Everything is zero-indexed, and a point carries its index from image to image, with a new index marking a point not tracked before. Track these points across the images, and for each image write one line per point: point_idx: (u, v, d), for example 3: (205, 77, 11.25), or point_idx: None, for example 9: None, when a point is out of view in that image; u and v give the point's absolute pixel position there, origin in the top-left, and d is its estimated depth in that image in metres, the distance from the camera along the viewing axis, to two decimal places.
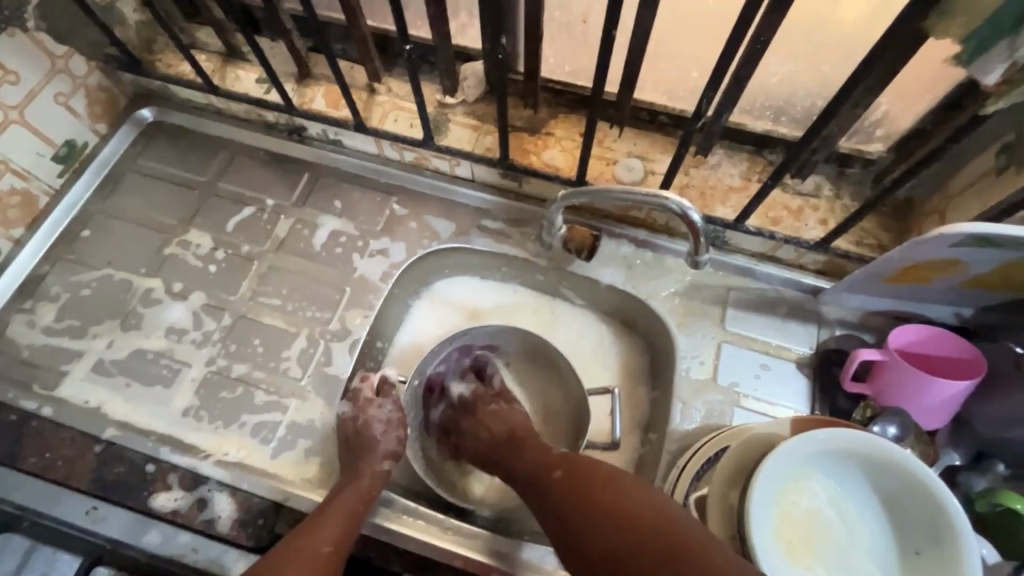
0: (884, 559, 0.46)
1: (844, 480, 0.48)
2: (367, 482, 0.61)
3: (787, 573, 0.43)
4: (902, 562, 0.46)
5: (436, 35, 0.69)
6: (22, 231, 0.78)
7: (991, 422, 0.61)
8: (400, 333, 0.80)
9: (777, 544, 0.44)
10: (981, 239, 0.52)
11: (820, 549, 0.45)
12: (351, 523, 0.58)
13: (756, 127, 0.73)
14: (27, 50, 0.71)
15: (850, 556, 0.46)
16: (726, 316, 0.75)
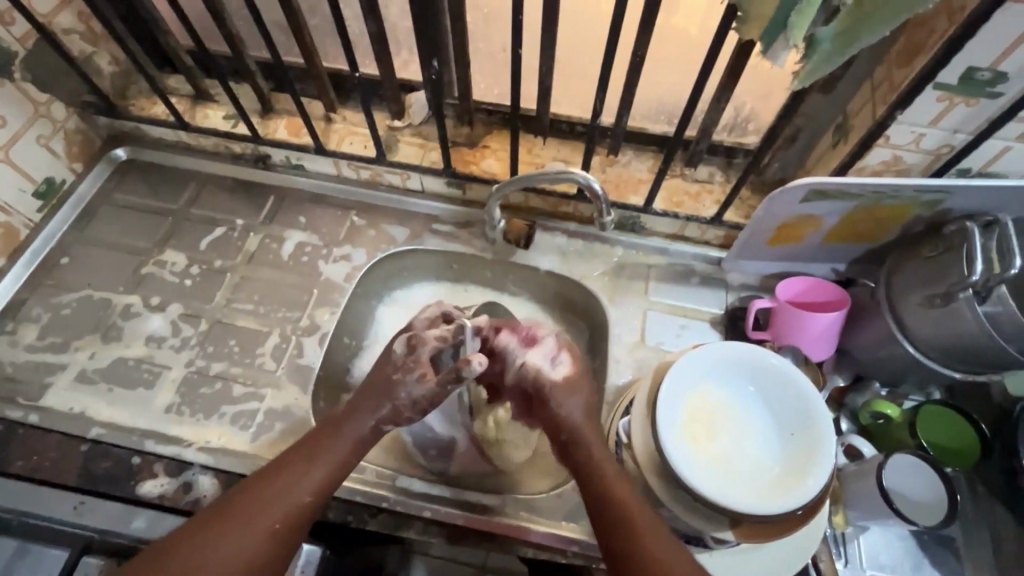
0: (769, 441, 0.59)
1: (735, 382, 0.62)
2: (371, 427, 0.65)
3: (692, 453, 0.57)
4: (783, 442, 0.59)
5: (381, 68, 0.82)
6: (4, 261, 0.84)
7: (864, 348, 0.74)
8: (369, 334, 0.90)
9: (683, 434, 0.58)
10: (817, 189, 0.67)
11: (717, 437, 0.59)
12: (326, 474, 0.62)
13: (654, 130, 0.88)
14: (13, 97, 0.80)
15: (742, 440, 0.60)
16: (648, 288, 0.87)
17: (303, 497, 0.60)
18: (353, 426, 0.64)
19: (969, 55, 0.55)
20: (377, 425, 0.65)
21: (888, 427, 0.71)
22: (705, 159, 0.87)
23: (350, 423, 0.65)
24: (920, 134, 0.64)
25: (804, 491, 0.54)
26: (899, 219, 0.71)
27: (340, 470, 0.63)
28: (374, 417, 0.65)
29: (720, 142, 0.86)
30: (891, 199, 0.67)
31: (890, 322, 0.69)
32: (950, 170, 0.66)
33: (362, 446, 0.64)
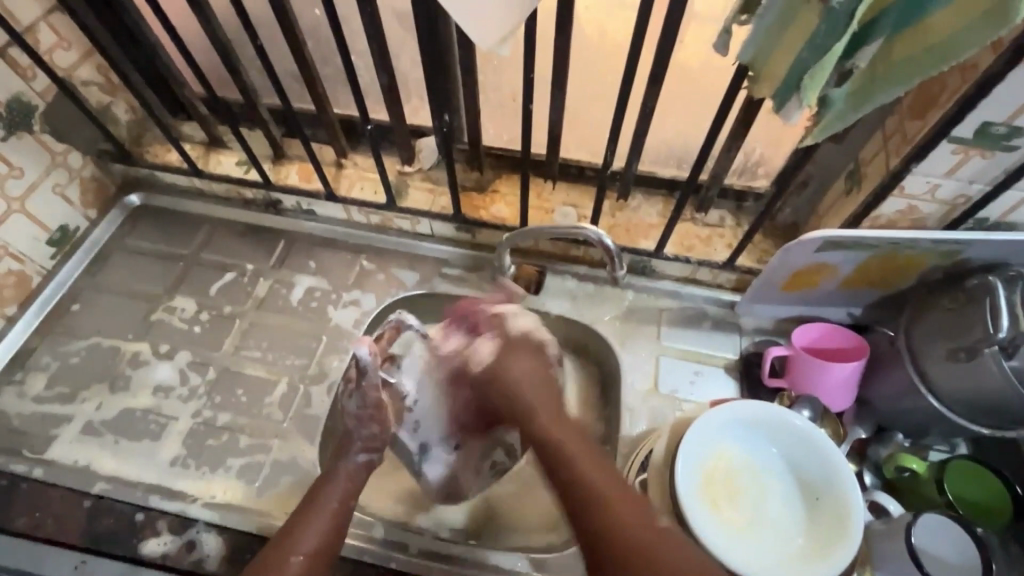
0: (790, 501, 0.58)
1: (748, 440, 0.61)
2: (346, 488, 0.63)
3: (714, 521, 0.55)
4: (806, 503, 0.58)
5: (393, 117, 0.83)
6: (15, 309, 0.84)
7: (884, 398, 0.72)
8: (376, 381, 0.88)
9: (704, 501, 0.56)
10: (831, 240, 0.66)
11: (738, 499, 0.58)
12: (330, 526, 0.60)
13: (664, 174, 0.88)
14: (32, 148, 0.81)
15: (762, 501, 0.58)
16: (660, 332, 0.86)
17: (294, 563, 0.56)
18: (335, 486, 0.63)
19: (985, 111, 0.54)
20: (349, 491, 0.63)
21: (915, 482, 0.69)
22: (715, 203, 0.87)
23: (327, 484, 0.63)
24: (936, 185, 0.63)
25: (826, 563, 0.53)
26: (916, 268, 0.70)
27: (330, 536, 0.59)
28: (347, 479, 0.64)
29: (731, 186, 0.85)
30: (907, 250, 0.66)
31: (912, 374, 0.67)
32: (967, 220, 0.66)
33: (345, 510, 0.62)
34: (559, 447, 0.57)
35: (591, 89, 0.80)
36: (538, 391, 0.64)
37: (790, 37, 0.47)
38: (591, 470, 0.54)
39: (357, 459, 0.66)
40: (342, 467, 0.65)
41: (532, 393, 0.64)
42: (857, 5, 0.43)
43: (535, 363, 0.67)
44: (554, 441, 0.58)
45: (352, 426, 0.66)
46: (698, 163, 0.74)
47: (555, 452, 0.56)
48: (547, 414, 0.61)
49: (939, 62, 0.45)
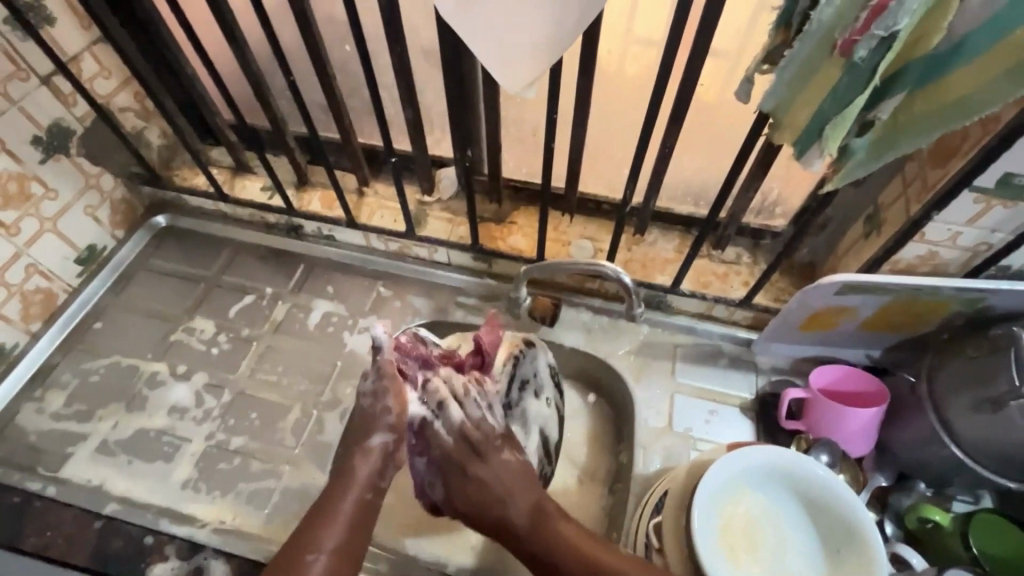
0: (812, 553, 0.57)
1: (761, 483, 0.60)
2: (367, 483, 0.61)
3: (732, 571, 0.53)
4: (827, 556, 0.56)
5: (416, 149, 0.85)
6: (39, 325, 0.85)
7: (905, 445, 0.70)
8: None
9: (722, 550, 0.55)
10: (850, 284, 0.66)
11: (756, 549, 0.56)
12: (354, 527, 0.58)
13: (681, 211, 0.88)
14: (68, 171, 0.84)
15: (781, 552, 0.57)
16: (675, 369, 0.85)
17: (314, 563, 0.55)
18: (356, 483, 0.60)
19: (1007, 163, 0.54)
20: (375, 479, 0.61)
21: (937, 532, 0.67)
22: (732, 240, 0.87)
23: (350, 477, 0.61)
24: (956, 232, 0.63)
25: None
26: (937, 314, 0.69)
27: (354, 533, 0.58)
28: (369, 470, 0.61)
29: (748, 224, 0.86)
30: (929, 296, 0.66)
31: (934, 422, 0.66)
32: (989, 267, 0.65)
33: (372, 505, 0.61)
34: (552, 533, 0.59)
35: (610, 127, 0.82)
36: (517, 489, 0.61)
37: (812, 88, 0.48)
38: (598, 550, 0.57)
39: (374, 442, 0.62)
40: (368, 451, 0.62)
41: (492, 477, 0.61)
42: (878, 61, 0.43)
43: (502, 461, 0.63)
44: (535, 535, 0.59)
45: (369, 405, 0.63)
46: (716, 202, 0.75)
47: (549, 556, 0.58)
48: (518, 501, 0.60)
49: (959, 117, 0.46)
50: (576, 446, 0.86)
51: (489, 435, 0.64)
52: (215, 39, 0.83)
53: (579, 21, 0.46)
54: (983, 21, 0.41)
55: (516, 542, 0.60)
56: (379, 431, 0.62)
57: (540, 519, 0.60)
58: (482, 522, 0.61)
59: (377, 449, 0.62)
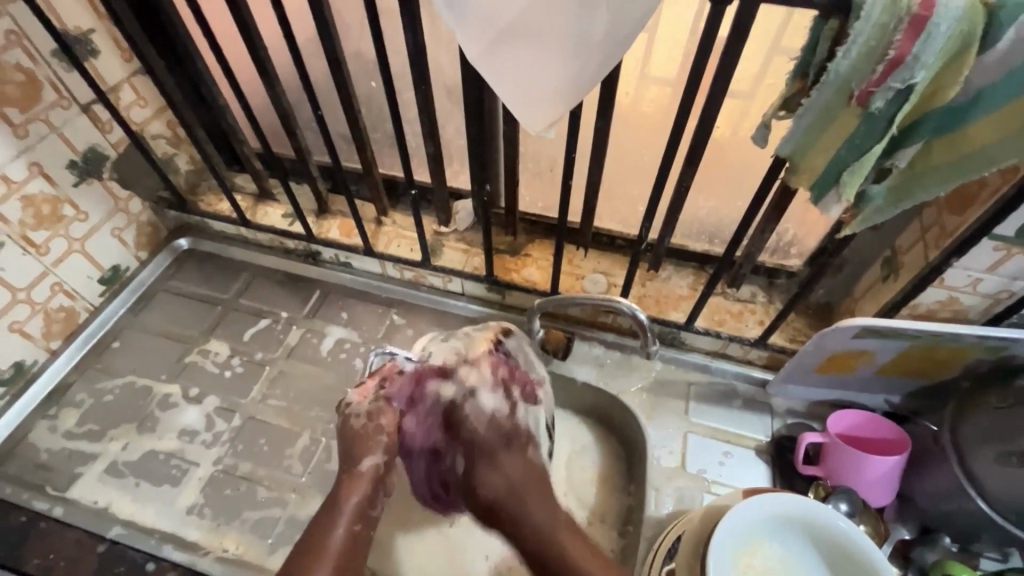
0: None
1: (774, 531, 0.58)
2: (356, 510, 0.62)
3: None
4: None
5: (435, 181, 0.86)
6: (59, 343, 0.87)
7: (928, 497, 0.68)
8: None
9: None
10: (870, 328, 0.65)
11: None
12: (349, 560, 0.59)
13: (696, 248, 0.89)
14: (98, 194, 0.87)
15: None
16: (689, 408, 0.84)
17: None
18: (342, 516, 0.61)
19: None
20: (365, 505, 0.63)
21: None
22: (747, 279, 0.87)
23: (336, 509, 0.62)
24: (977, 279, 0.62)
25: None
26: (958, 362, 0.68)
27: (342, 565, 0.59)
28: (360, 497, 0.62)
29: (763, 263, 0.85)
30: (949, 343, 0.64)
31: (959, 474, 0.63)
32: (1012, 315, 0.64)
33: (362, 533, 0.62)
34: (551, 531, 0.62)
35: (626, 165, 0.83)
36: (531, 492, 0.64)
37: (829, 137, 0.48)
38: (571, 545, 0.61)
39: (364, 466, 0.64)
40: (357, 478, 0.63)
41: (529, 523, 0.63)
42: (895, 111, 0.44)
43: (525, 457, 0.66)
44: (554, 539, 0.62)
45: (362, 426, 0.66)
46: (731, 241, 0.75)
47: (541, 536, 0.62)
48: (542, 520, 0.63)
49: (976, 168, 0.46)
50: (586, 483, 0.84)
51: (519, 431, 0.68)
52: (247, 73, 0.87)
53: (600, 69, 0.47)
54: (1003, 74, 0.42)
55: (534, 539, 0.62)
56: (370, 454, 0.65)
57: (554, 528, 0.62)
58: (503, 523, 0.65)
59: (365, 473, 0.64)
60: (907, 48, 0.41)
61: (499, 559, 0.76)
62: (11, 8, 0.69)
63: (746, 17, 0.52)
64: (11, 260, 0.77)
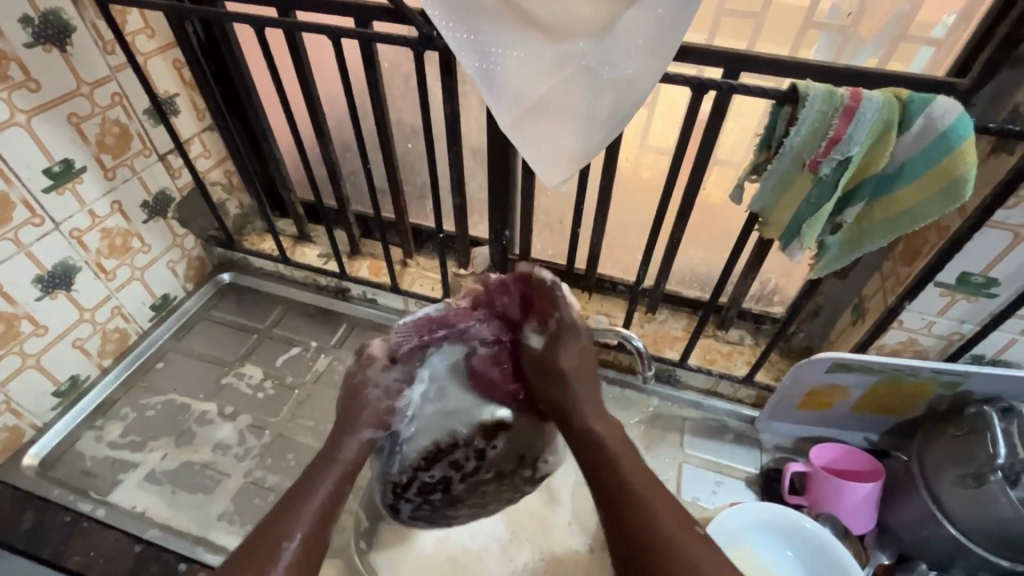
0: None
1: (763, 540, 0.66)
2: (344, 472, 0.63)
3: None
4: None
5: (459, 229, 0.98)
6: (110, 361, 0.95)
7: (904, 527, 0.74)
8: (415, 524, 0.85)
9: None
10: (840, 362, 0.74)
11: None
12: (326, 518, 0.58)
13: (689, 294, 0.99)
14: (161, 230, 0.98)
15: None
16: (683, 440, 0.91)
17: (287, 550, 0.53)
18: (328, 476, 0.61)
19: (961, 264, 0.65)
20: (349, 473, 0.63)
21: None
22: (735, 323, 0.96)
23: (321, 471, 0.62)
24: (930, 321, 0.72)
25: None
26: (925, 397, 0.76)
27: (326, 519, 0.58)
28: (353, 454, 0.65)
29: (748, 309, 0.95)
30: (911, 377, 0.73)
31: (928, 499, 0.70)
32: (965, 355, 0.73)
33: (339, 494, 0.61)
34: (624, 476, 0.56)
35: (627, 219, 0.94)
36: (582, 376, 0.68)
37: (788, 196, 0.60)
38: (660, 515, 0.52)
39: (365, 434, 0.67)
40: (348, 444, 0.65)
41: (567, 360, 0.68)
42: (838, 177, 0.56)
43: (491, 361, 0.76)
44: (611, 458, 0.59)
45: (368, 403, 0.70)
46: (718, 284, 0.85)
47: (620, 489, 0.55)
48: (592, 411, 0.65)
49: (911, 222, 0.57)
50: None
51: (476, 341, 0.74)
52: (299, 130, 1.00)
53: (606, 137, 0.59)
54: (922, 148, 0.53)
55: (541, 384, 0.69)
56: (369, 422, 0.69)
57: (612, 447, 0.61)
58: (553, 403, 0.68)
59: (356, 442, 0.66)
60: (841, 130, 0.53)
61: None
62: (119, 75, 0.84)
63: (722, 102, 0.65)
64: (84, 283, 0.87)
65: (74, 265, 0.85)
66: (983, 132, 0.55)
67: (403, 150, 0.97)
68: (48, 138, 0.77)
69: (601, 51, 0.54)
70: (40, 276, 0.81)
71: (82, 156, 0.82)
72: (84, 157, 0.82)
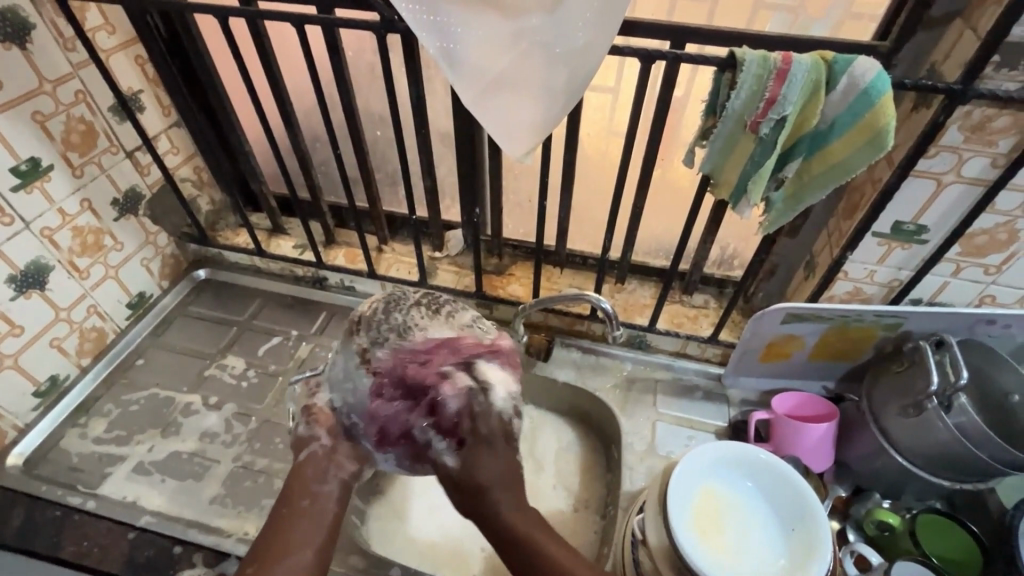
0: (775, 531, 0.67)
1: (725, 476, 0.71)
2: (314, 479, 0.63)
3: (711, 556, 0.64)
4: (785, 534, 0.66)
5: (431, 213, 1.01)
6: (89, 360, 0.95)
7: (859, 461, 0.80)
8: (414, 518, 0.87)
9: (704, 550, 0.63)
10: (793, 312, 0.80)
11: (723, 529, 0.67)
12: (319, 521, 0.60)
13: (655, 263, 1.03)
14: (133, 228, 0.98)
15: (748, 530, 0.67)
16: (656, 400, 0.96)
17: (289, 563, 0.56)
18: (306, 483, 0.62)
19: (893, 214, 0.71)
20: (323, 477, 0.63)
21: (893, 537, 0.75)
22: (699, 288, 1.01)
23: (298, 485, 0.62)
24: (872, 270, 0.78)
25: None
26: (871, 340, 0.82)
27: (321, 519, 0.60)
28: (312, 471, 0.63)
29: (711, 274, 1.01)
30: (857, 322, 0.79)
31: (876, 432, 0.76)
32: (904, 299, 0.80)
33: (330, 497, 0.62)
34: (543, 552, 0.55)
35: (591, 195, 0.99)
36: (507, 488, 0.61)
37: (735, 155, 0.65)
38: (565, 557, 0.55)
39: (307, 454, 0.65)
40: (307, 462, 0.64)
41: (484, 420, 0.65)
42: (777, 135, 0.61)
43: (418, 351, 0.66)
44: (524, 529, 0.58)
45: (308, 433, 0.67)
46: (678, 250, 0.90)
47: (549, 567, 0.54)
48: (510, 500, 0.60)
49: (843, 174, 0.62)
50: (569, 473, 0.94)
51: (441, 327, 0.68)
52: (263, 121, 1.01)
53: (565, 106, 0.63)
54: (848, 105, 0.58)
55: (475, 456, 0.63)
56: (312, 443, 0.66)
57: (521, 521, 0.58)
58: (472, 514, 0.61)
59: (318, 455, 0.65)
60: (776, 91, 0.58)
61: (494, 548, 0.84)
62: (82, 72, 0.84)
63: (671, 73, 0.70)
64: (58, 282, 0.87)
65: (47, 264, 0.85)
66: (901, 88, 0.61)
67: (372, 138, 0.99)
68: (12, 136, 0.77)
69: (553, 28, 0.58)
70: (13, 275, 0.81)
71: (48, 154, 0.82)
72: (50, 155, 0.82)
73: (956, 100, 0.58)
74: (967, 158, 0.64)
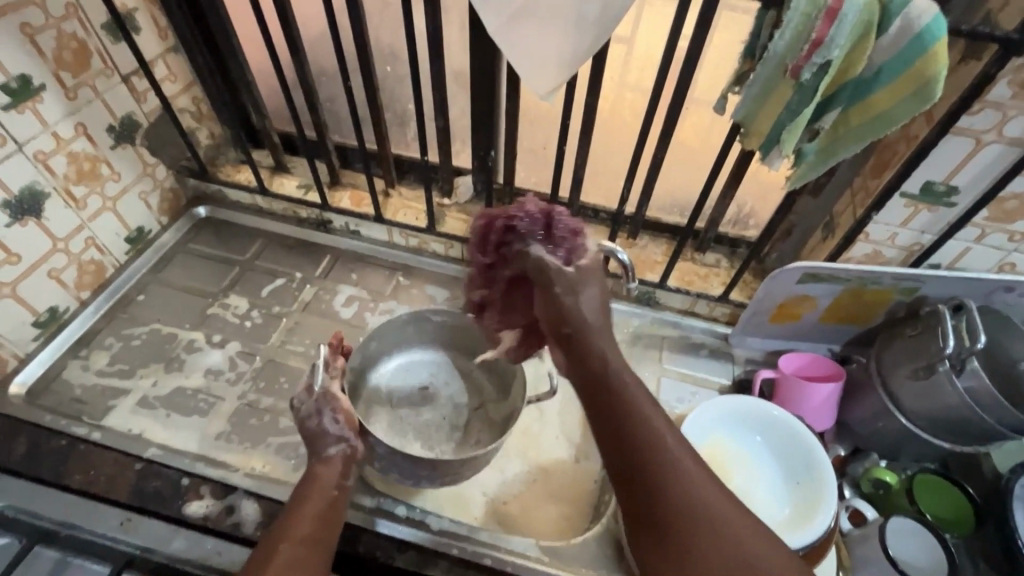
0: (779, 485, 0.70)
1: (735, 431, 0.73)
2: (332, 480, 0.67)
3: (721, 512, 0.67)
4: (790, 487, 0.69)
5: (442, 157, 0.97)
6: (88, 294, 0.93)
7: (860, 423, 0.81)
8: None
9: None
10: (810, 272, 0.79)
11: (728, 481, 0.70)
12: (322, 520, 0.63)
13: (668, 219, 1.01)
14: (130, 158, 0.94)
15: (754, 484, 0.70)
16: (662, 356, 0.96)
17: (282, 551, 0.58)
18: (324, 478, 0.67)
19: (925, 173, 0.68)
20: (340, 478, 0.68)
21: (888, 495, 0.77)
22: (712, 247, 0.99)
23: (312, 482, 0.66)
24: (895, 232, 0.76)
25: (812, 527, 0.64)
26: (885, 303, 0.82)
27: (326, 520, 0.64)
28: (333, 474, 0.67)
29: (726, 233, 0.98)
30: (874, 285, 0.79)
31: (882, 393, 0.77)
32: (923, 263, 0.79)
33: (341, 494, 0.67)
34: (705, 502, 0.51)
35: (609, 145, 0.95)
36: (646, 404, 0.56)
37: (771, 103, 0.61)
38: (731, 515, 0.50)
39: (330, 451, 0.69)
40: (327, 461, 0.68)
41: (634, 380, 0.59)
42: (819, 81, 0.57)
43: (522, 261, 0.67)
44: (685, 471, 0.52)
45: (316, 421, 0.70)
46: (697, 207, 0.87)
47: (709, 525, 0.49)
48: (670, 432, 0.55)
49: (883, 126, 0.60)
50: None
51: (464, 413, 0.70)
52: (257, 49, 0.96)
53: (594, 42, 0.58)
54: (896, 51, 0.55)
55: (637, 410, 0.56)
56: (331, 442, 0.69)
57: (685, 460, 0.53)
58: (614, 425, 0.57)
59: (334, 457, 0.69)
60: (824, 32, 0.54)
61: (495, 493, 0.84)
62: None
63: (709, 11, 0.65)
64: (54, 211, 0.84)
65: (42, 191, 0.82)
66: (955, 35, 0.57)
67: (381, 75, 0.94)
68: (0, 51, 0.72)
69: None
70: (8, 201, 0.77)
71: (40, 72, 0.77)
72: (42, 74, 0.77)
73: (1012, 50, 0.55)
74: (1012, 116, 0.61)
